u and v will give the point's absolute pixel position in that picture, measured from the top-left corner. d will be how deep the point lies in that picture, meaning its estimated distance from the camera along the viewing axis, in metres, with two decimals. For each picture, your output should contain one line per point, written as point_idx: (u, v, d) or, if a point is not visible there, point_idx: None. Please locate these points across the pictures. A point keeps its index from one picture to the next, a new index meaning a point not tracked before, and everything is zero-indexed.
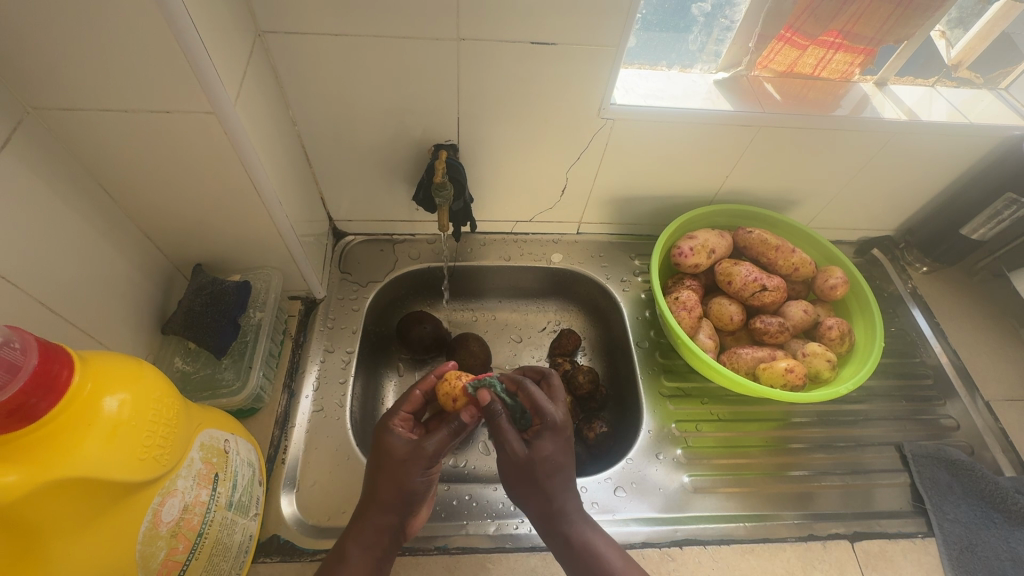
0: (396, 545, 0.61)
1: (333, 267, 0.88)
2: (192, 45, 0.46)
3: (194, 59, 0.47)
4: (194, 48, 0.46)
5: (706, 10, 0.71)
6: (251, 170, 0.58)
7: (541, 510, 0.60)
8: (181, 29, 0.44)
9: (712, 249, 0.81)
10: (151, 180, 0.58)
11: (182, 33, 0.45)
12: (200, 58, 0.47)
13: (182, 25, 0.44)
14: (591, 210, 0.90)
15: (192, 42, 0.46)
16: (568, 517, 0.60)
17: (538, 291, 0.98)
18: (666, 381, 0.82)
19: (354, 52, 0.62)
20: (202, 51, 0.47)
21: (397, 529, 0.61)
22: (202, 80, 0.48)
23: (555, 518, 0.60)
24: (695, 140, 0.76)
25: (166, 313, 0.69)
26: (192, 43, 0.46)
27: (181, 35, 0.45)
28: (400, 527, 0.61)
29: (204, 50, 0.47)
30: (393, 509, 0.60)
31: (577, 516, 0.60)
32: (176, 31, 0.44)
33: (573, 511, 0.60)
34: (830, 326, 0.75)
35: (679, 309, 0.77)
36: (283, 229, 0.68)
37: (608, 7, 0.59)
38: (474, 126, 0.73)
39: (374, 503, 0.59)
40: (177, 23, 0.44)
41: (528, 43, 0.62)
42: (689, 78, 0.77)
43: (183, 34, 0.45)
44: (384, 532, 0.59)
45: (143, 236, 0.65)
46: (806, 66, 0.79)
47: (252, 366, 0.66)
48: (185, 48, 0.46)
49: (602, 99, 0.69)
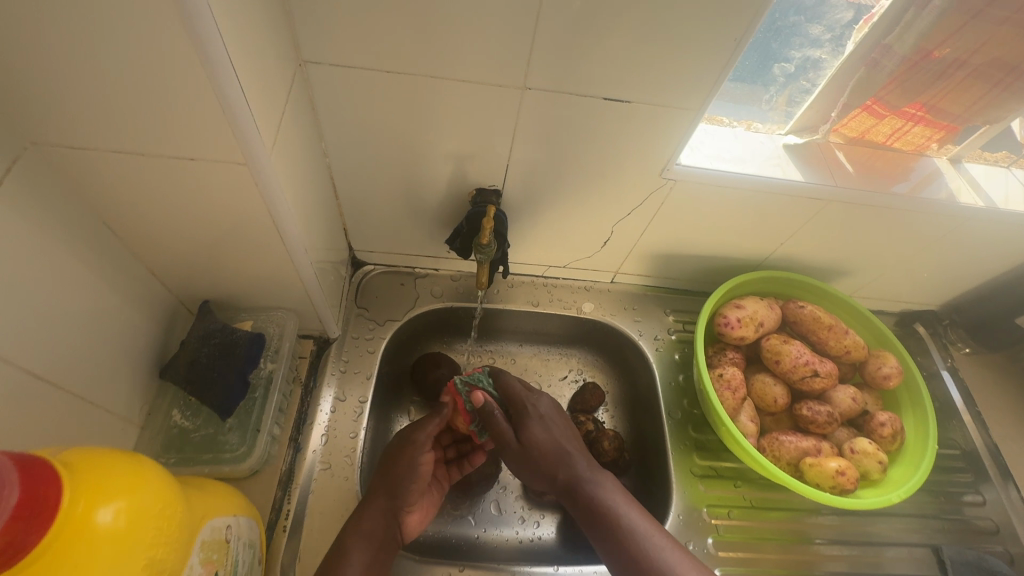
0: (391, 544, 0.62)
1: (349, 302, 0.81)
2: (231, 87, 0.39)
3: (229, 103, 0.40)
4: (231, 92, 0.39)
5: (789, 70, 0.64)
6: (278, 217, 0.51)
7: (548, 461, 0.64)
8: (218, 71, 0.37)
9: (761, 322, 0.76)
10: (162, 219, 0.51)
11: (220, 74, 0.38)
12: (236, 102, 0.40)
13: (220, 67, 0.37)
14: (631, 262, 0.84)
15: (230, 86, 0.39)
16: (573, 463, 0.64)
17: (562, 338, 0.91)
18: (699, 460, 0.77)
19: (404, 88, 0.55)
20: (241, 95, 0.40)
21: (393, 524, 0.62)
22: (235, 127, 0.41)
23: (566, 461, 0.64)
24: (757, 207, 0.70)
25: (167, 355, 0.62)
26: (230, 86, 0.39)
27: (217, 77, 0.38)
28: (396, 524, 0.63)
29: (243, 93, 0.40)
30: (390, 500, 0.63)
31: (585, 467, 0.64)
32: (211, 71, 0.37)
33: (577, 459, 0.64)
34: (882, 422, 0.70)
35: (723, 388, 0.72)
36: (304, 273, 0.61)
37: (693, 70, 0.53)
38: (521, 174, 0.66)
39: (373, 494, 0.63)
40: (213, 63, 0.37)
41: (602, 99, 0.56)
42: (756, 138, 0.71)
43: (219, 76, 0.38)
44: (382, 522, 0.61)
45: (148, 273, 0.57)
46: (879, 133, 0.72)
47: (260, 430, 0.58)
48: (219, 91, 0.39)
49: (667, 159, 0.63)
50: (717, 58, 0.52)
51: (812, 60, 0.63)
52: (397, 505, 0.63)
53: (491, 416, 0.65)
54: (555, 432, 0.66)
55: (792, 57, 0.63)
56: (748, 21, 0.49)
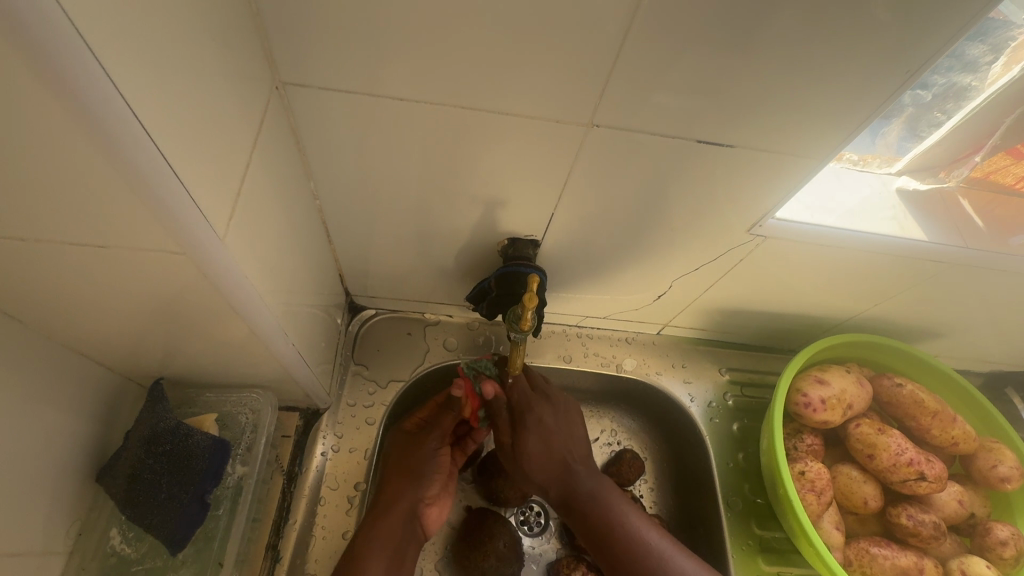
0: (410, 543, 0.56)
1: (345, 357, 0.67)
2: (127, 131, 0.24)
3: (125, 156, 0.25)
4: (127, 139, 0.24)
5: (923, 99, 0.47)
6: (232, 296, 0.37)
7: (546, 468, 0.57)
8: (96, 109, 0.23)
9: (849, 403, 0.62)
10: (77, 299, 0.36)
11: (101, 114, 0.23)
12: (140, 154, 0.25)
13: (99, 103, 0.23)
14: (684, 316, 0.70)
15: (122, 129, 0.24)
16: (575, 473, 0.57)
17: (598, 396, 0.76)
18: (765, 565, 0.65)
19: (417, 112, 0.41)
20: (147, 141, 0.25)
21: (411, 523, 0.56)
22: (142, 190, 0.27)
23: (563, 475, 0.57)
24: (855, 265, 0.57)
25: (107, 450, 0.48)
26: (122, 131, 0.24)
27: (97, 120, 0.23)
28: (413, 519, 0.57)
29: (149, 140, 0.25)
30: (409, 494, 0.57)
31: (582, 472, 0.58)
32: (86, 111, 0.23)
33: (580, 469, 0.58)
34: (1003, 540, 0.58)
35: (804, 490, 0.59)
36: (279, 350, 0.47)
37: (804, 102, 0.40)
38: (567, 220, 0.51)
39: (388, 492, 0.57)
40: (87, 95, 0.22)
41: (693, 141, 0.43)
42: (864, 178, 0.56)
43: (100, 117, 0.23)
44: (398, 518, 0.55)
45: (72, 353, 0.43)
46: (1009, 176, 0.54)
47: (221, 565, 0.49)
48: (108, 139, 0.24)
49: (764, 213, 0.50)
50: (844, 79, 0.38)
51: (957, 85, 0.46)
52: (415, 498, 0.57)
53: (498, 414, 0.57)
54: (555, 444, 0.57)
55: (933, 82, 0.45)
56: (927, 54, 0.37)
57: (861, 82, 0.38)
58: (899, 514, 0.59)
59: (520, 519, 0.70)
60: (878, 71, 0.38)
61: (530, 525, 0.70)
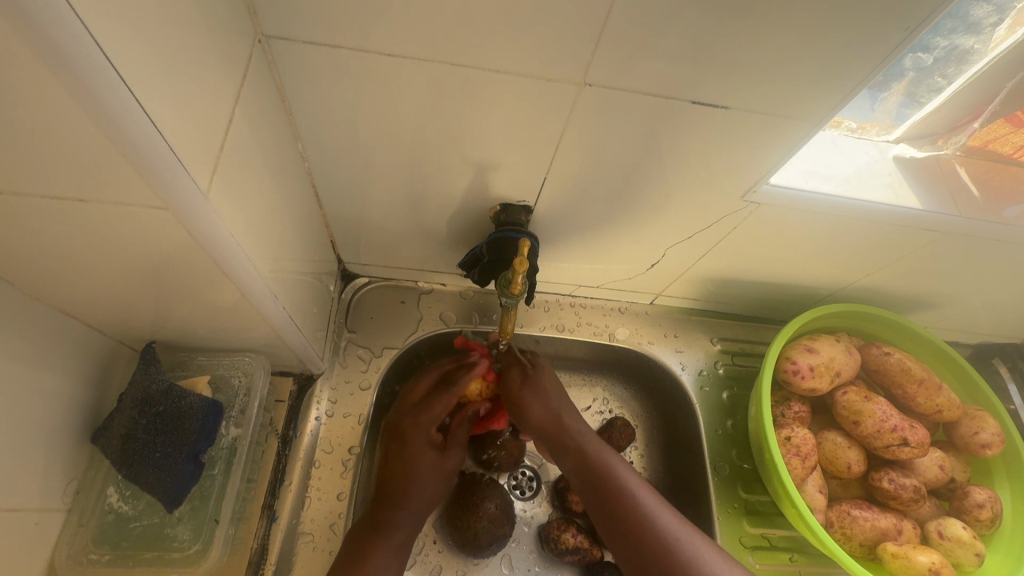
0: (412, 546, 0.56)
1: (338, 324, 0.67)
2: (99, 77, 0.23)
3: (98, 103, 0.24)
4: (100, 84, 0.23)
5: (925, 62, 0.45)
6: (218, 257, 0.36)
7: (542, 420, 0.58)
8: (64, 52, 0.22)
9: (837, 371, 0.63)
10: (61, 260, 0.36)
11: (71, 57, 0.22)
12: (113, 101, 0.24)
13: (66, 44, 0.22)
14: (677, 285, 0.70)
15: (94, 75, 0.23)
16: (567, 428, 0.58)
17: (591, 364, 0.77)
18: (749, 527, 0.67)
19: (405, 70, 0.40)
20: (122, 90, 0.24)
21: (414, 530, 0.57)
22: (118, 140, 0.26)
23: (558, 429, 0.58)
24: (847, 234, 0.57)
25: (100, 411, 0.48)
26: (94, 76, 0.23)
27: (68, 62, 0.22)
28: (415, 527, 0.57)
29: (123, 86, 0.24)
30: (411, 509, 0.56)
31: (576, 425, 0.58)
32: (56, 55, 0.22)
33: (570, 421, 0.58)
34: (980, 503, 0.60)
35: (789, 455, 0.60)
36: (270, 314, 0.46)
37: (801, 63, 0.39)
38: (560, 185, 0.51)
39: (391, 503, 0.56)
40: (55, 43, 0.21)
41: (687, 102, 0.42)
42: (861, 145, 0.56)
43: (69, 59, 0.22)
44: (401, 529, 0.55)
45: (61, 315, 0.43)
46: (1008, 145, 0.53)
47: (218, 523, 0.50)
48: (78, 85, 0.23)
49: (758, 178, 0.50)
50: (842, 39, 0.37)
51: (960, 49, 0.45)
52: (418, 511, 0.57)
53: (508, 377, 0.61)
54: (552, 401, 0.59)
55: (935, 45, 0.44)
56: (930, 9, 0.36)
57: (858, 41, 0.37)
58: (881, 478, 0.60)
59: (513, 484, 0.71)
60: (875, 31, 0.37)
61: (522, 489, 0.71)
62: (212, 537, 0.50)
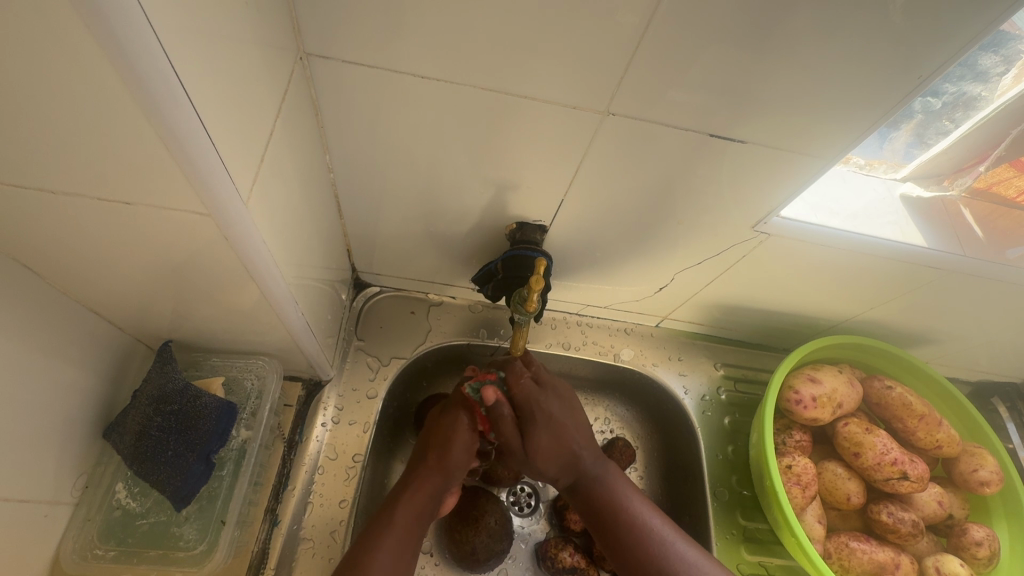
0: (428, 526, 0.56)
1: (348, 331, 0.68)
2: (164, 86, 0.25)
3: (160, 112, 0.25)
4: (165, 94, 0.25)
5: (933, 107, 0.47)
6: (248, 261, 0.37)
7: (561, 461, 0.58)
8: (136, 60, 0.23)
9: (839, 402, 0.64)
10: (95, 257, 0.37)
11: (143, 69, 0.24)
12: (173, 109, 0.26)
13: (140, 57, 0.23)
14: (684, 309, 0.71)
15: (160, 84, 0.24)
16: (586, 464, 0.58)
17: (594, 383, 0.77)
18: (747, 554, 0.67)
19: (437, 91, 0.41)
20: (184, 102, 0.26)
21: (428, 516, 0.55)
22: (173, 145, 0.27)
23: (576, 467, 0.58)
24: (852, 267, 0.58)
25: (113, 406, 0.49)
26: (159, 85, 0.24)
27: (138, 71, 0.24)
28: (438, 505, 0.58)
29: (185, 97, 0.26)
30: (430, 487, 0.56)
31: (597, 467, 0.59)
32: (129, 68, 0.23)
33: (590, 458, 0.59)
34: (978, 541, 0.61)
35: (790, 483, 0.61)
36: (289, 320, 0.47)
37: (814, 103, 0.41)
38: (576, 207, 0.52)
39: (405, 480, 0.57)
40: (132, 60, 0.23)
41: (706, 134, 0.44)
42: (869, 182, 0.57)
43: (140, 68, 0.24)
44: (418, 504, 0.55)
45: (86, 309, 0.44)
46: (1012, 189, 0.55)
47: (222, 524, 0.50)
48: (145, 94, 0.24)
49: (770, 210, 0.51)
50: (857, 83, 0.39)
51: (969, 95, 0.46)
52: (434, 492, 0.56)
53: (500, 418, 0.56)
54: (564, 437, 0.58)
55: (944, 90, 0.45)
56: (942, 58, 0.37)
57: (872, 84, 0.39)
58: (880, 511, 0.60)
59: (512, 500, 0.72)
60: (889, 76, 0.39)
61: (520, 505, 0.72)
62: (216, 537, 0.50)
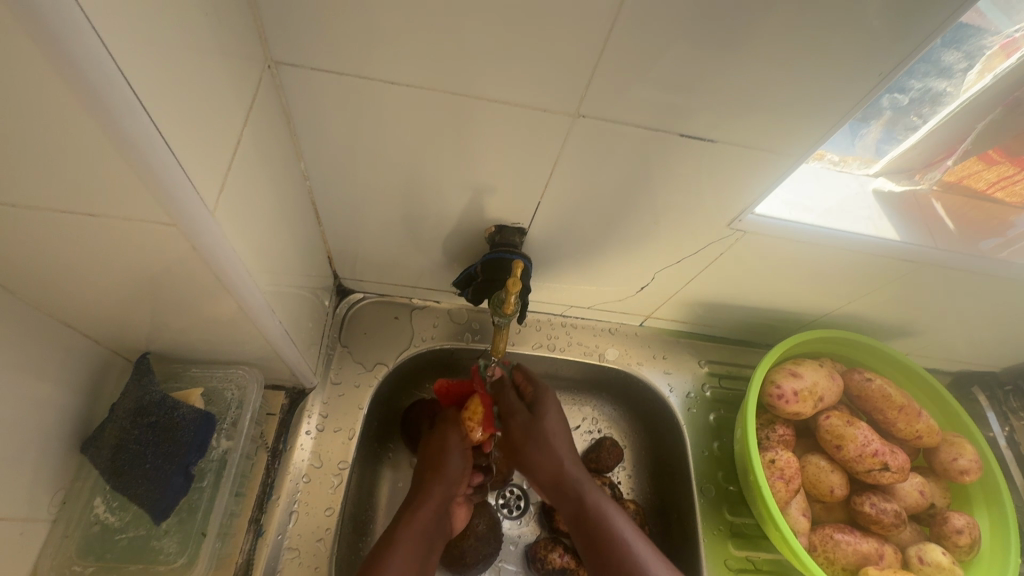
0: (439, 535, 0.57)
1: (332, 337, 0.68)
2: (119, 96, 0.25)
3: (117, 125, 0.25)
4: (120, 108, 0.25)
5: (901, 103, 0.47)
6: (221, 271, 0.37)
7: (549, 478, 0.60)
8: (90, 76, 0.23)
9: (821, 395, 0.64)
10: (64, 271, 0.37)
11: (96, 83, 0.24)
12: (128, 120, 0.26)
13: (94, 71, 0.23)
14: (667, 308, 0.72)
15: (116, 95, 0.24)
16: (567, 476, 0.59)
17: (581, 383, 0.78)
18: (734, 550, 0.67)
19: (407, 96, 0.42)
20: (141, 115, 0.26)
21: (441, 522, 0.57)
22: (132, 157, 0.27)
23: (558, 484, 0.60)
24: (829, 263, 0.59)
25: (90, 420, 0.49)
26: (115, 97, 0.24)
27: (90, 81, 0.23)
28: (445, 516, 0.58)
29: (142, 109, 0.26)
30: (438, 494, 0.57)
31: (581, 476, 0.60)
32: (83, 83, 0.23)
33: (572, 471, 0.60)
34: (959, 529, 0.62)
35: (774, 477, 0.61)
36: (268, 329, 0.47)
37: (779, 103, 0.41)
38: (554, 209, 0.53)
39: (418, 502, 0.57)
40: (87, 76, 0.23)
41: (676, 135, 0.44)
42: (842, 178, 0.58)
43: (94, 83, 0.24)
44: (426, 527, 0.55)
45: (59, 324, 0.43)
46: (981, 181, 0.56)
47: (204, 537, 0.50)
48: (100, 107, 0.24)
49: (745, 207, 0.52)
50: (822, 82, 0.40)
51: (935, 91, 0.47)
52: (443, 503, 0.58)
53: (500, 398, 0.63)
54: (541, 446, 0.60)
55: (910, 87, 0.46)
56: (901, 56, 0.38)
57: (836, 85, 0.40)
58: (863, 502, 0.61)
59: (501, 503, 0.72)
60: (853, 75, 0.39)
61: (509, 508, 0.72)
62: (197, 550, 0.50)
